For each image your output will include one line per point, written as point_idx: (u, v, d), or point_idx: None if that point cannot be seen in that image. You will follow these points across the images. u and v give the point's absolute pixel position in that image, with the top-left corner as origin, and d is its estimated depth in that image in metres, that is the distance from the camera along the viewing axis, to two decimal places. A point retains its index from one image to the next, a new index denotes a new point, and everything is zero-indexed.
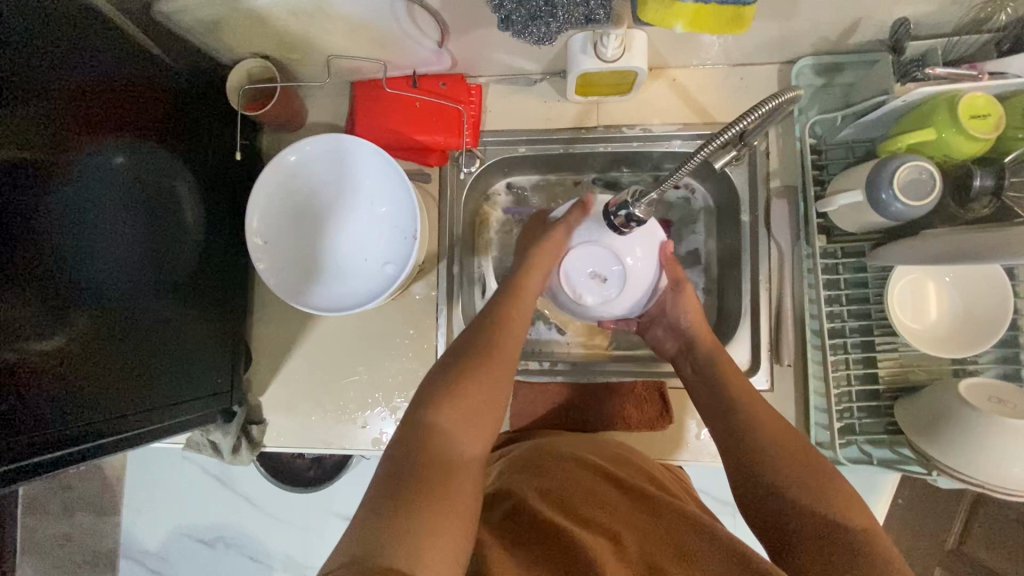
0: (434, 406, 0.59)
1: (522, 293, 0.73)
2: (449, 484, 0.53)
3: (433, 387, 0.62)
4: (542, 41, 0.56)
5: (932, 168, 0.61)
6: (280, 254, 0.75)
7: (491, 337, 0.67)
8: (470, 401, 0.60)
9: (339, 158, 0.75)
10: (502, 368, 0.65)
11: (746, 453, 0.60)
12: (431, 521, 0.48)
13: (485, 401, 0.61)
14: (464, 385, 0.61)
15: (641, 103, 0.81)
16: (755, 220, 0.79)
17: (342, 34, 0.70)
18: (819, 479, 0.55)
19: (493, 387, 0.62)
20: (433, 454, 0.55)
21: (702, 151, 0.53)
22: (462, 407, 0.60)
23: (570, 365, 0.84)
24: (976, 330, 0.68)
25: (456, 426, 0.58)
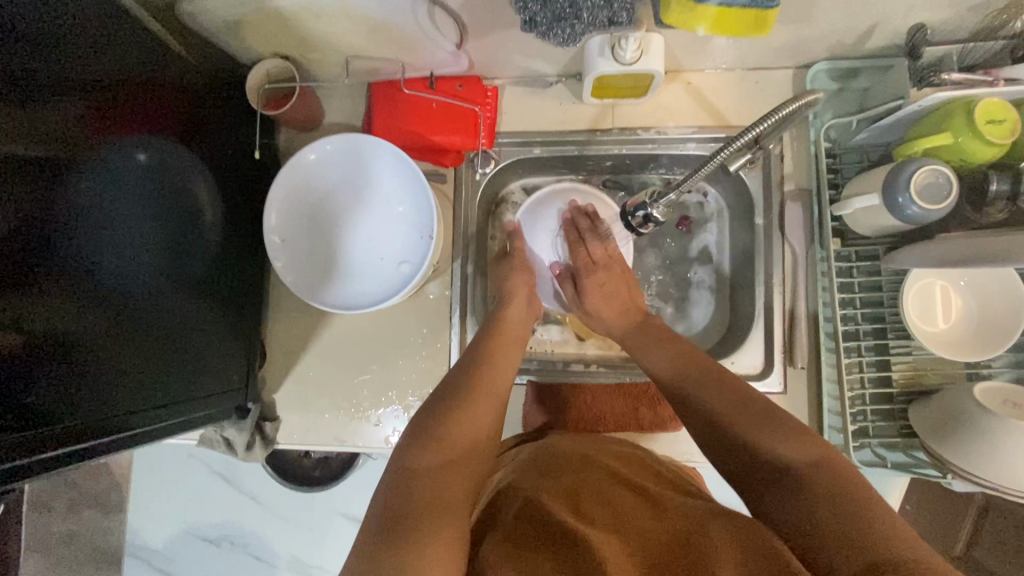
0: (428, 430, 0.61)
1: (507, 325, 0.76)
2: (442, 504, 0.53)
3: (424, 414, 0.63)
4: (564, 40, 0.57)
5: (949, 172, 0.62)
6: (297, 254, 0.76)
7: (477, 364, 0.70)
8: (455, 423, 0.62)
9: (356, 158, 0.76)
10: (489, 399, 0.66)
11: (711, 430, 0.59)
12: (426, 548, 0.48)
13: (471, 426, 0.63)
14: (451, 416, 0.63)
15: (656, 106, 0.81)
16: (769, 224, 0.79)
17: (363, 34, 0.70)
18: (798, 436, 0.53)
19: (474, 410, 0.64)
20: (426, 479, 0.55)
21: (721, 154, 0.55)
22: (450, 432, 0.61)
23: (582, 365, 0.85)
24: (989, 334, 0.68)
25: (445, 449, 0.59)
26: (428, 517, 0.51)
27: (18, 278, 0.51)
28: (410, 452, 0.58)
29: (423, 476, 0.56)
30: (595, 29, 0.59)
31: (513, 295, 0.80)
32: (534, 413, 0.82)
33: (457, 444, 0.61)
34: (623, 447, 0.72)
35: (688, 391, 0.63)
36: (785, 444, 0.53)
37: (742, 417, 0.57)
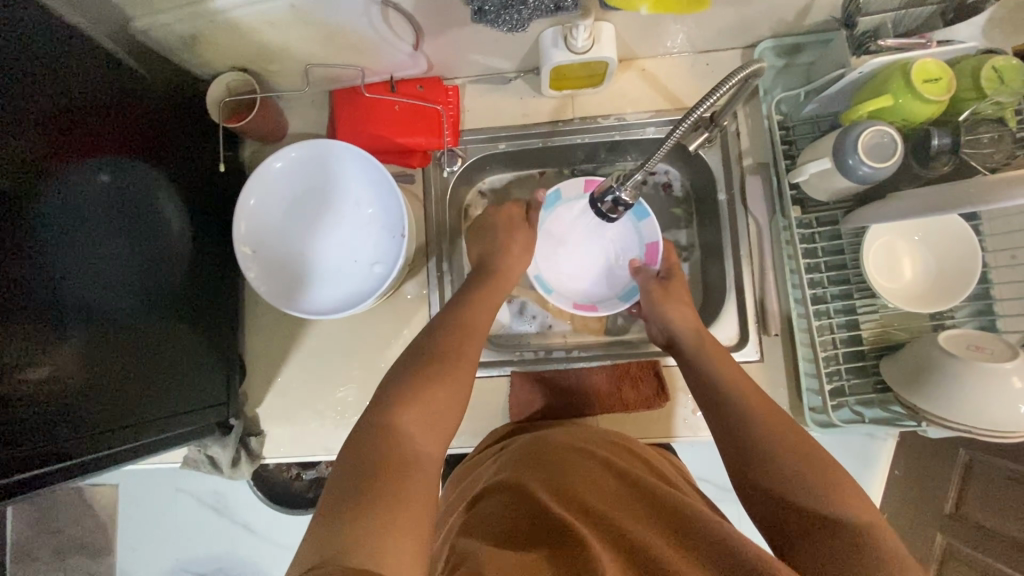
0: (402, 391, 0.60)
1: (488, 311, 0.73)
2: (406, 476, 0.51)
3: (400, 378, 0.62)
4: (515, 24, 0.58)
5: (894, 132, 0.64)
6: (272, 263, 0.75)
7: (461, 336, 0.67)
8: (433, 403, 0.59)
9: (322, 165, 0.76)
10: (464, 366, 0.64)
11: (723, 425, 0.62)
12: (399, 517, 0.46)
13: (449, 390, 0.61)
14: (433, 381, 0.61)
15: (614, 93, 0.84)
16: (731, 198, 0.82)
17: (319, 41, 0.71)
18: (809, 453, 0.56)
19: (451, 388, 0.61)
20: (398, 450, 0.53)
21: (675, 133, 0.57)
22: (427, 393, 0.60)
23: (563, 353, 0.86)
24: (948, 284, 0.70)
25: (431, 411, 0.59)
26: (394, 498, 0.48)
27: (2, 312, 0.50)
28: (391, 414, 0.57)
29: (390, 450, 0.53)
30: (543, 16, 0.61)
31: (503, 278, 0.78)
32: (521, 404, 0.82)
33: (428, 419, 0.58)
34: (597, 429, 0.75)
35: (718, 392, 0.64)
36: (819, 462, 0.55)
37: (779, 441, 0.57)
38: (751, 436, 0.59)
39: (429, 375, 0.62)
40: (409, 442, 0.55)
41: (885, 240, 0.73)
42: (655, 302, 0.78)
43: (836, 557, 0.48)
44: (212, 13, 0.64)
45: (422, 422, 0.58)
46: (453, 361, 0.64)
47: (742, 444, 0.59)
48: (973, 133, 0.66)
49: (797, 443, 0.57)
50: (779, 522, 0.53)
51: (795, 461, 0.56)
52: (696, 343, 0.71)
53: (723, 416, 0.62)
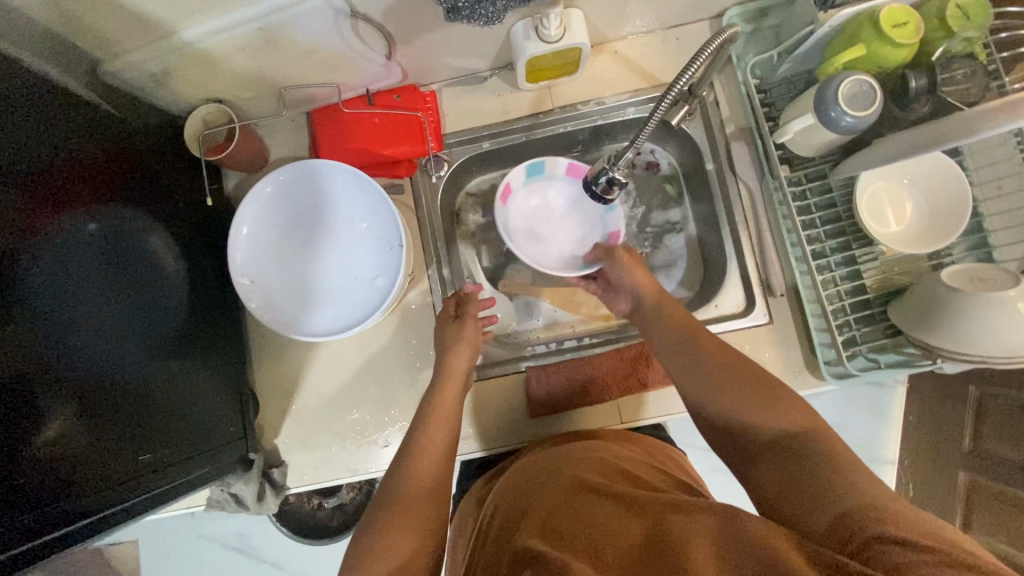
0: (379, 511, 0.61)
1: (445, 398, 0.73)
2: None
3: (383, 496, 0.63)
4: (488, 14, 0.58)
5: (871, 80, 0.65)
6: (272, 290, 0.74)
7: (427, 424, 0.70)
8: (407, 515, 0.60)
9: (309, 184, 0.75)
10: (433, 457, 0.67)
11: (690, 388, 0.63)
12: None
13: (418, 481, 0.64)
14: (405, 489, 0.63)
15: (590, 79, 0.84)
16: (719, 166, 0.82)
17: (292, 62, 0.71)
18: (763, 396, 0.58)
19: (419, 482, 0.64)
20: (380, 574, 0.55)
21: (657, 112, 0.59)
22: (404, 497, 0.62)
23: (573, 346, 0.86)
24: (942, 222, 0.72)
25: (404, 518, 0.60)
26: None
27: (12, 375, 0.49)
28: (376, 533, 0.59)
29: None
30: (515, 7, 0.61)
31: (451, 371, 0.75)
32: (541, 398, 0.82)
33: (405, 535, 0.59)
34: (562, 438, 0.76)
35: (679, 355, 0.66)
36: (763, 413, 0.57)
37: (743, 385, 0.60)
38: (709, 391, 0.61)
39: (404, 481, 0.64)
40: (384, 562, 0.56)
41: (870, 190, 0.74)
42: (621, 268, 0.79)
43: (794, 484, 0.50)
44: (183, 45, 0.63)
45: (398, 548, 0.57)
46: (427, 450, 0.67)
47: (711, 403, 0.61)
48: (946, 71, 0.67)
49: (749, 388, 0.59)
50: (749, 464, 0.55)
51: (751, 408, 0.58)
52: (661, 309, 0.73)
53: (686, 380, 0.64)
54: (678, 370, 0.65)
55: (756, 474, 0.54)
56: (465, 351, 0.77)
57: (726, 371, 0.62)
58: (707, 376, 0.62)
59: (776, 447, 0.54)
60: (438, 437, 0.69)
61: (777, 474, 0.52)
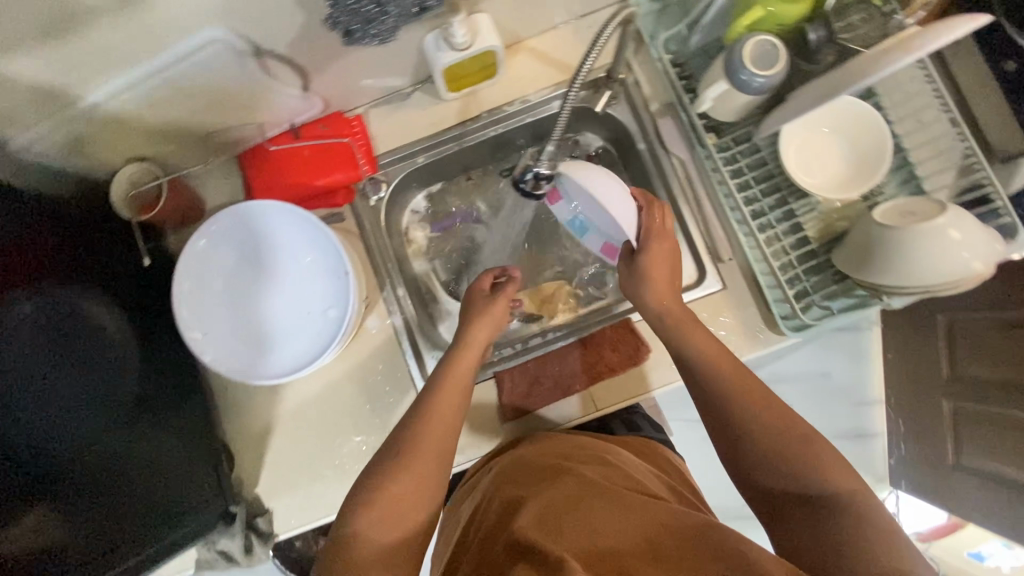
0: (372, 476, 0.63)
1: (456, 371, 0.71)
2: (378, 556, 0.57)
3: (376, 461, 0.64)
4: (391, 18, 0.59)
5: (774, 38, 0.66)
6: (224, 339, 0.73)
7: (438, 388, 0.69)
8: (403, 483, 0.62)
9: (247, 228, 0.74)
10: (440, 424, 0.66)
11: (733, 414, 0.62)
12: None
13: (425, 451, 0.64)
14: (406, 458, 0.63)
15: (511, 79, 0.85)
16: (651, 145, 0.83)
17: (207, 108, 0.70)
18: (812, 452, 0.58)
19: (422, 453, 0.64)
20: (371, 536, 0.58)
21: (570, 95, 0.68)
22: (400, 467, 0.62)
23: (560, 333, 0.87)
24: (867, 162, 0.74)
25: (400, 488, 0.61)
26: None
27: None
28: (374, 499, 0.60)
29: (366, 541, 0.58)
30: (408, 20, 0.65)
31: (466, 344, 0.73)
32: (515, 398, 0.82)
33: (399, 502, 0.61)
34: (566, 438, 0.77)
35: (721, 373, 0.65)
36: (811, 464, 0.57)
37: (790, 434, 0.59)
38: (751, 428, 0.61)
39: (409, 448, 0.64)
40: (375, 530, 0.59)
41: (795, 164, 0.75)
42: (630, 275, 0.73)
43: (829, 542, 0.52)
44: (89, 109, 0.62)
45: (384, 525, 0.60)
46: (433, 416, 0.66)
47: (749, 437, 0.61)
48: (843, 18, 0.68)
49: (794, 433, 0.59)
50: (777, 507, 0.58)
51: (789, 454, 0.58)
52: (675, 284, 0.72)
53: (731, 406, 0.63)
54: (706, 401, 0.65)
55: (786, 515, 0.57)
56: (489, 324, 0.75)
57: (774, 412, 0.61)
58: (749, 420, 0.61)
59: (810, 506, 0.55)
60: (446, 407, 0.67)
61: (812, 531, 0.54)
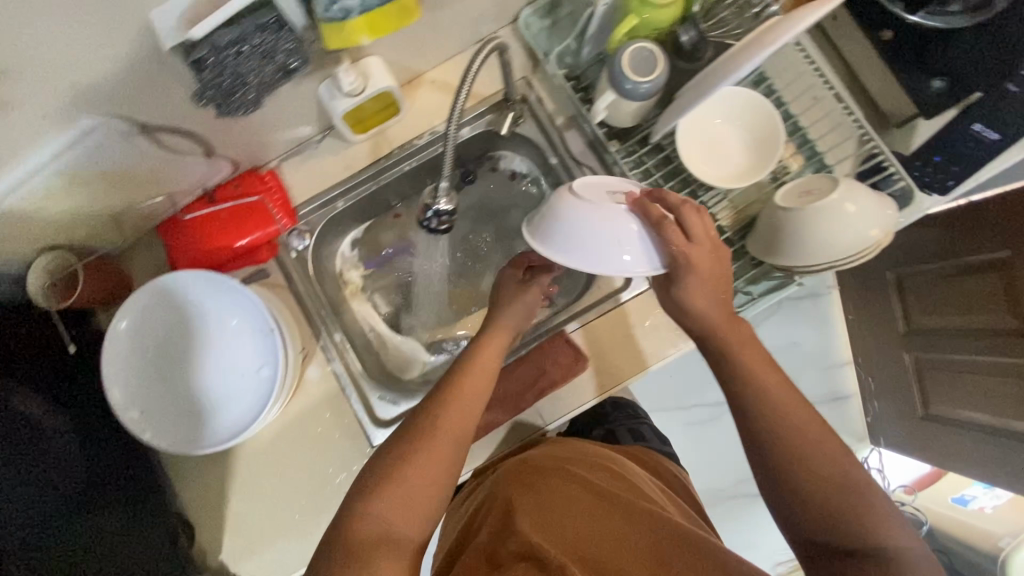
0: (385, 461, 0.62)
1: (486, 355, 0.72)
2: (394, 535, 0.57)
3: (398, 440, 0.63)
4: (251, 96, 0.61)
5: (651, 45, 0.68)
6: (161, 415, 0.73)
7: (466, 368, 0.70)
8: (421, 466, 0.61)
9: (168, 302, 0.74)
10: (467, 403, 0.66)
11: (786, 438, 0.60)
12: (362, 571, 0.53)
13: (456, 423, 0.65)
14: (427, 435, 0.63)
15: (417, 112, 0.86)
16: (561, 158, 0.85)
17: (108, 190, 0.70)
18: (855, 477, 0.57)
19: (451, 429, 0.64)
20: (384, 511, 0.58)
21: (451, 124, 0.66)
22: (421, 447, 0.62)
23: (559, 318, 0.88)
24: (764, 148, 0.75)
25: (422, 469, 0.61)
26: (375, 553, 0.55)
27: None
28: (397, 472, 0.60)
29: (379, 514, 0.58)
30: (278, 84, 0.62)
31: (496, 324, 0.75)
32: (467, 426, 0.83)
33: (421, 483, 0.60)
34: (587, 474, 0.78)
35: (762, 376, 0.62)
36: (852, 481, 0.57)
37: (830, 454, 0.58)
38: (797, 442, 0.59)
39: (431, 425, 0.64)
40: (390, 510, 0.58)
41: (701, 165, 0.75)
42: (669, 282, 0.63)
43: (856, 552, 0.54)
44: None
45: (395, 506, 0.58)
46: (459, 399, 0.66)
47: (791, 454, 0.59)
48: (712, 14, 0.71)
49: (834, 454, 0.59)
50: (810, 528, 0.58)
51: (830, 473, 0.58)
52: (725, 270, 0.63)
53: (775, 422, 0.60)
54: (752, 410, 0.62)
55: (824, 534, 0.57)
56: (523, 303, 0.77)
57: (818, 432, 0.60)
58: (794, 431, 0.60)
59: (852, 529, 0.56)
60: (475, 383, 0.68)
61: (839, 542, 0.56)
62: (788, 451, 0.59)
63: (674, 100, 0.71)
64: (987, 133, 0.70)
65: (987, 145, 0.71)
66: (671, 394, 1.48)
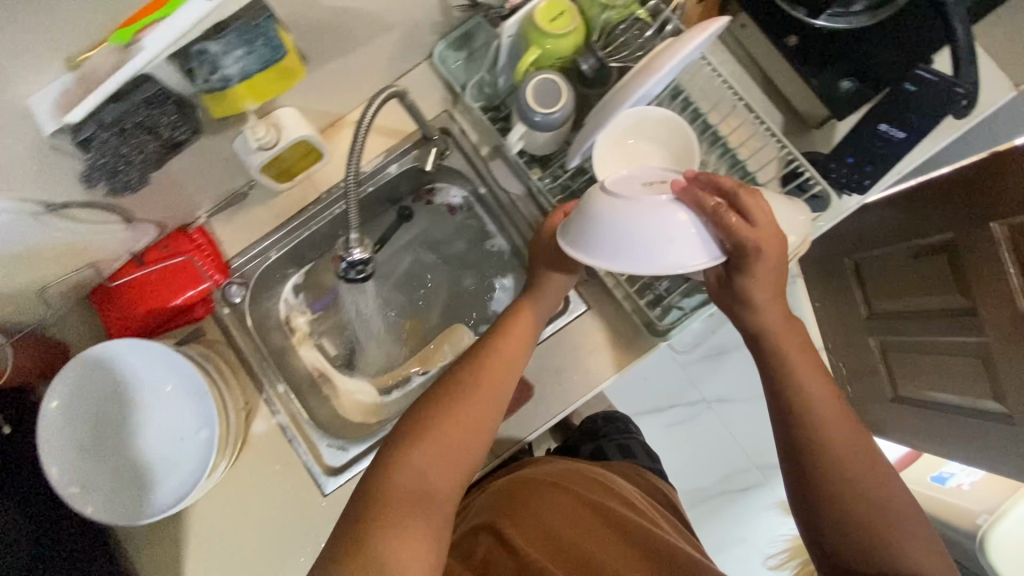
0: (419, 423, 0.65)
1: (520, 327, 0.74)
2: (423, 496, 0.60)
3: (430, 402, 0.67)
4: (145, 171, 0.64)
5: (556, 76, 0.68)
6: (104, 487, 0.72)
7: (499, 335, 0.73)
8: (451, 428, 0.65)
9: (102, 373, 0.73)
10: (499, 370, 0.70)
11: (815, 437, 0.63)
12: (393, 527, 0.56)
13: (490, 385, 0.68)
14: (456, 400, 0.67)
15: (343, 155, 0.85)
16: (490, 189, 0.86)
17: (27, 270, 0.68)
18: (874, 481, 0.62)
19: (480, 396, 0.68)
20: (417, 467, 0.62)
21: (350, 173, 0.67)
22: (450, 411, 0.66)
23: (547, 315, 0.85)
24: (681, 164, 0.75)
25: (451, 431, 0.65)
26: (407, 512, 0.58)
27: None
28: (428, 432, 0.64)
29: (414, 472, 0.61)
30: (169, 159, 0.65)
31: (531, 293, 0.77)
32: None
33: (448, 445, 0.64)
34: (594, 494, 0.80)
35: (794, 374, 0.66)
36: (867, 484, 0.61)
37: (856, 458, 0.62)
38: (824, 438, 0.63)
39: (462, 387, 0.68)
40: (419, 471, 0.61)
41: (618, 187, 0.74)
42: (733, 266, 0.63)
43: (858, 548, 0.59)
44: None
45: (428, 458, 0.62)
46: (488, 367, 0.70)
47: (816, 449, 0.63)
48: (610, 40, 0.71)
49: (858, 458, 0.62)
50: (814, 519, 0.63)
51: (852, 475, 0.62)
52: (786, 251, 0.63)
53: (805, 420, 0.64)
54: (785, 400, 0.66)
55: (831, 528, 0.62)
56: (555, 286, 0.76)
57: (844, 437, 0.63)
58: (824, 428, 0.63)
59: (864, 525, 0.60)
60: (507, 350, 0.71)
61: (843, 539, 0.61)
62: (815, 447, 0.63)
63: (583, 126, 0.71)
64: (892, 132, 0.71)
65: (894, 144, 0.72)
66: (649, 395, 1.48)
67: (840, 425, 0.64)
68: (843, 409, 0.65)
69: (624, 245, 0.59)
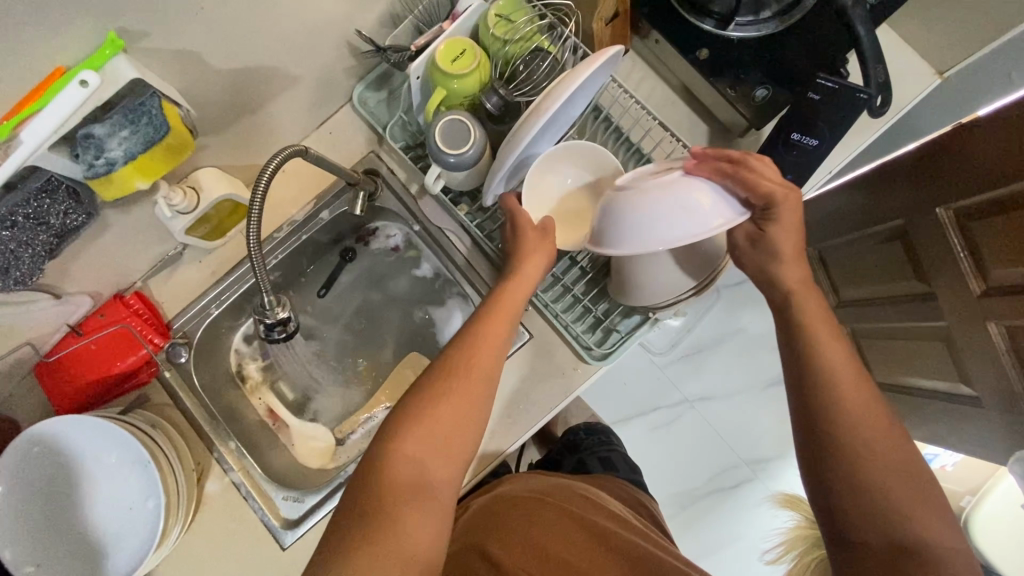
0: (415, 407, 0.59)
1: (512, 297, 0.67)
2: (422, 489, 0.55)
3: (434, 384, 0.61)
4: (39, 264, 0.62)
5: (467, 116, 0.68)
6: (58, 564, 0.72)
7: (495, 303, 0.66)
8: (447, 414, 0.58)
9: (46, 450, 0.73)
10: (491, 346, 0.63)
11: (844, 417, 0.57)
12: (391, 530, 0.52)
13: (485, 361, 0.62)
14: (450, 380, 0.60)
15: (273, 205, 0.85)
16: (423, 227, 0.86)
17: None
18: (908, 470, 0.55)
19: (479, 375, 0.61)
20: (413, 455, 0.56)
21: (250, 228, 0.63)
22: (445, 398, 0.59)
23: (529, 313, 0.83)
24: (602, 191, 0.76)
25: (447, 416, 0.58)
26: (403, 504, 0.53)
27: None
28: (422, 419, 0.58)
29: (409, 464, 0.56)
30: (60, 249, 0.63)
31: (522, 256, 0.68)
32: None
33: (445, 430, 0.58)
34: (584, 511, 0.77)
35: (817, 351, 0.60)
36: (900, 474, 0.55)
37: (888, 443, 0.56)
38: (854, 420, 0.57)
39: (458, 367, 0.61)
40: (415, 464, 0.56)
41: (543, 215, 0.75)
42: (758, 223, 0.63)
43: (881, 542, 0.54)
44: None
45: (429, 441, 0.57)
46: (483, 346, 0.63)
47: (841, 432, 0.57)
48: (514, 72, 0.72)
49: (889, 444, 0.56)
50: (835, 511, 0.57)
51: (885, 461, 0.55)
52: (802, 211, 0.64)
53: (835, 399, 0.58)
54: (806, 375, 0.60)
55: (858, 522, 0.55)
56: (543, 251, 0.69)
57: (878, 421, 0.57)
58: (852, 409, 0.57)
59: (891, 518, 0.54)
60: (498, 323, 0.64)
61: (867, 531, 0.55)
62: (842, 429, 0.57)
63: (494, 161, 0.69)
64: (805, 141, 0.70)
65: (809, 152, 0.71)
66: (632, 399, 1.43)
67: (871, 409, 0.58)
68: (864, 385, 0.59)
69: (649, 213, 0.59)
